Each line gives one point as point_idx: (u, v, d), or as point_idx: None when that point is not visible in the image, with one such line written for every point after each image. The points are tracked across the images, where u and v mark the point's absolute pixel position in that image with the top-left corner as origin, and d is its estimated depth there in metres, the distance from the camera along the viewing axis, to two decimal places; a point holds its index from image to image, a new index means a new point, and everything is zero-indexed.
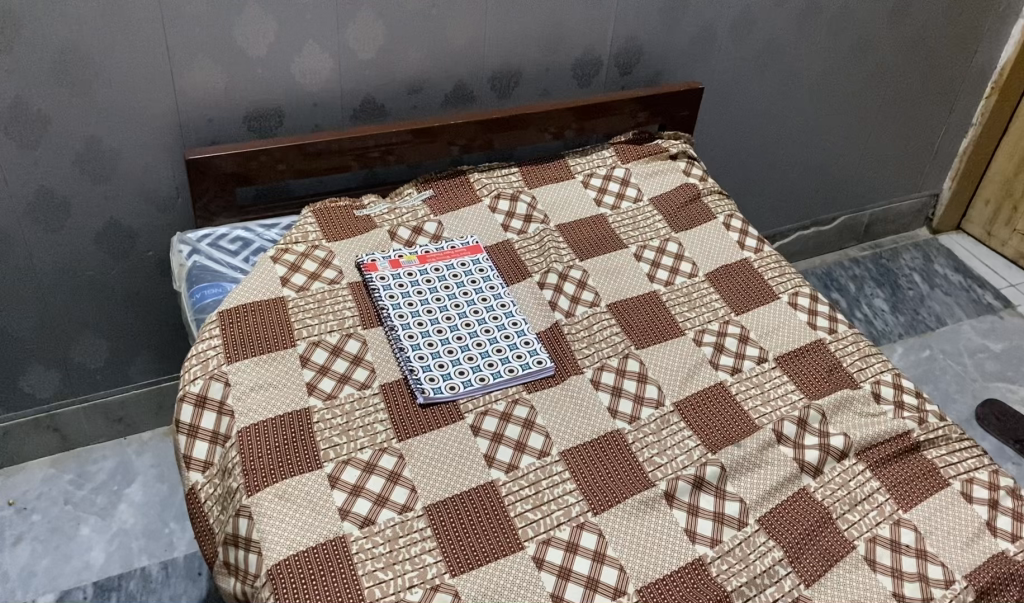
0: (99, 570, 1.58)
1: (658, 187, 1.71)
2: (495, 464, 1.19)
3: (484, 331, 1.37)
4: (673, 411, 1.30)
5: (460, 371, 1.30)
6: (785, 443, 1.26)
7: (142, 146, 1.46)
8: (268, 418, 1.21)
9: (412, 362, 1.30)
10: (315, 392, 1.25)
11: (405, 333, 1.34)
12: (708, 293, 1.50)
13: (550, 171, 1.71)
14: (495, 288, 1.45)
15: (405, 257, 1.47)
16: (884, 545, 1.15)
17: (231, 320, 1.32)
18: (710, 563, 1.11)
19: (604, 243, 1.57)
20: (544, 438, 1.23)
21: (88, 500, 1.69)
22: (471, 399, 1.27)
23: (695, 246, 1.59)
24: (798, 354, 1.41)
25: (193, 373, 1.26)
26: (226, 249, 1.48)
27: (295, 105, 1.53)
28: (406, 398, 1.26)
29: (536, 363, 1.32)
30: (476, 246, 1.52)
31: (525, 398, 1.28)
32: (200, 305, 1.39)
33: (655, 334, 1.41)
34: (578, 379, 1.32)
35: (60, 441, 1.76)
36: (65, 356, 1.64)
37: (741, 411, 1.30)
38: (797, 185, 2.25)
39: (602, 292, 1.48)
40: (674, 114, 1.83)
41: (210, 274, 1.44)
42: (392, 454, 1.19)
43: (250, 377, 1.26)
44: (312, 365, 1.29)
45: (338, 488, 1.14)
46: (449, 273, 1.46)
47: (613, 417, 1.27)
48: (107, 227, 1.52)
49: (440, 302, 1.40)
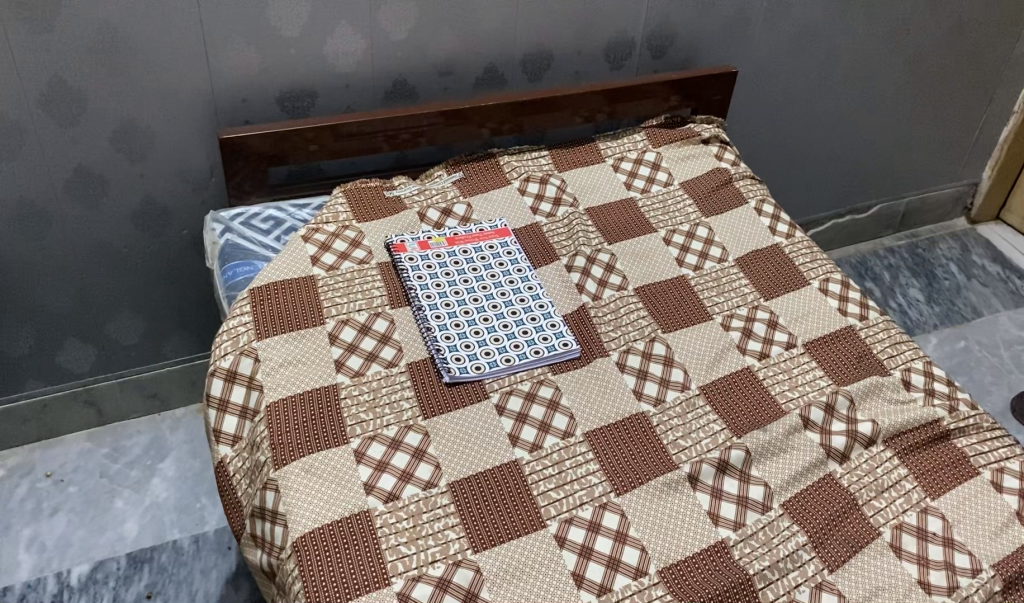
0: (132, 541, 1.62)
1: (689, 171, 1.70)
2: (519, 444, 1.20)
3: (511, 313, 1.37)
4: (699, 394, 1.29)
5: (486, 351, 1.31)
6: (812, 428, 1.25)
7: (178, 126, 1.48)
8: (297, 394, 1.23)
9: (438, 342, 1.30)
10: (342, 369, 1.27)
11: (432, 313, 1.35)
12: (738, 278, 1.49)
13: (581, 154, 1.71)
14: (523, 270, 1.45)
15: (434, 239, 1.48)
16: (910, 533, 1.14)
17: (262, 297, 1.34)
18: (733, 546, 1.10)
19: (633, 227, 1.56)
20: (568, 419, 1.23)
21: (122, 474, 1.73)
22: (497, 379, 1.28)
23: (726, 230, 1.58)
24: (828, 341, 1.39)
25: (223, 348, 1.28)
26: (258, 228, 1.50)
27: (328, 86, 1.54)
28: (432, 378, 1.27)
29: (562, 345, 1.32)
30: (505, 229, 1.52)
31: (550, 379, 1.29)
32: (232, 282, 1.41)
33: (682, 317, 1.41)
34: (604, 362, 1.32)
35: (96, 415, 1.79)
36: (101, 331, 1.68)
37: (769, 395, 1.29)
38: (832, 172, 2.22)
39: (629, 276, 1.47)
40: (708, 98, 1.82)
41: (242, 252, 1.45)
42: (418, 431, 1.20)
43: (280, 353, 1.28)
44: (340, 342, 1.30)
45: (363, 464, 1.15)
46: (477, 255, 1.46)
47: (639, 400, 1.27)
48: (143, 205, 1.55)
49: (468, 283, 1.41)
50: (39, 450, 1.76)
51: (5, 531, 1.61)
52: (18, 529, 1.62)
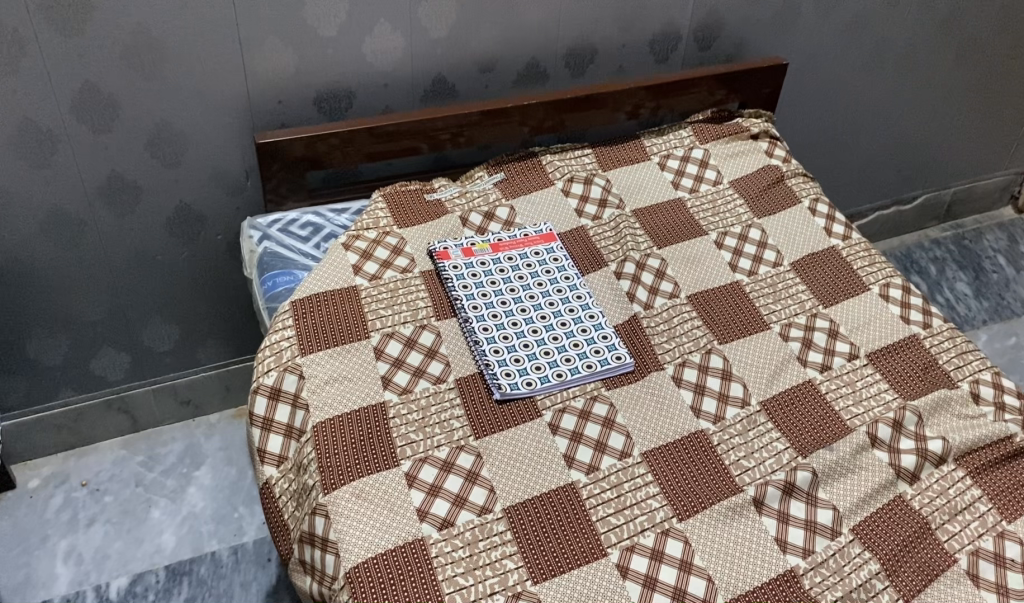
0: (170, 554, 1.59)
1: (738, 169, 1.63)
2: (575, 465, 1.15)
3: (561, 324, 1.32)
4: (760, 410, 1.24)
5: (537, 366, 1.26)
6: (879, 447, 1.19)
7: (212, 130, 1.43)
8: (345, 412, 1.19)
9: (487, 356, 1.26)
10: (389, 386, 1.22)
11: (480, 326, 1.30)
12: (794, 284, 1.43)
13: (626, 152, 1.65)
14: (571, 278, 1.40)
15: (478, 246, 1.43)
16: (987, 559, 1.09)
17: (304, 310, 1.30)
18: (803, 575, 1.06)
19: (682, 231, 1.51)
20: (625, 438, 1.19)
21: (158, 483, 1.69)
22: (549, 395, 1.23)
23: (779, 232, 1.52)
24: (891, 351, 1.33)
25: (266, 364, 1.25)
26: (297, 235, 1.45)
27: (365, 86, 1.49)
28: (482, 394, 1.23)
29: (615, 359, 1.27)
30: (550, 234, 1.47)
31: (604, 395, 1.24)
32: (272, 293, 1.36)
33: (739, 327, 1.35)
34: (660, 376, 1.27)
35: (130, 423, 1.76)
36: (135, 338, 1.64)
37: (832, 411, 1.24)
38: (878, 164, 2.15)
39: (681, 282, 1.42)
40: (755, 91, 1.75)
41: (281, 261, 1.41)
42: (470, 452, 1.15)
43: (325, 369, 1.23)
44: (386, 357, 1.26)
45: (415, 488, 1.11)
46: (523, 262, 1.41)
47: (697, 417, 1.22)
48: (177, 210, 1.50)
49: (515, 292, 1.36)
50: (73, 458, 1.73)
51: (42, 543, 1.58)
52: (55, 541, 1.59)
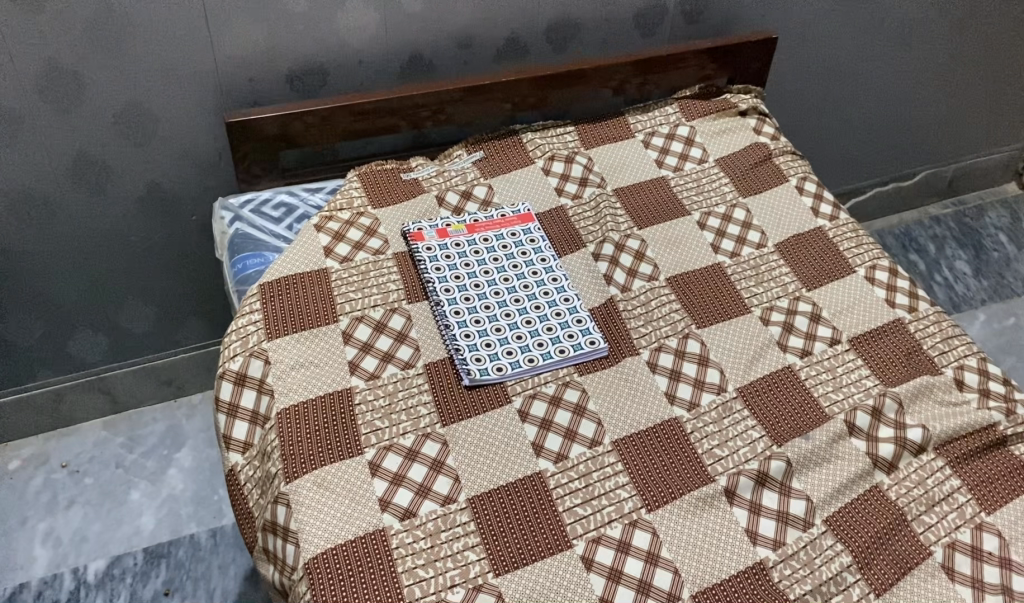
0: (149, 536, 1.58)
1: (725, 147, 1.59)
2: (543, 453, 1.13)
3: (534, 308, 1.29)
4: (736, 397, 1.21)
5: (508, 351, 1.23)
6: (857, 436, 1.17)
7: (181, 108, 1.40)
8: (310, 399, 1.17)
9: (457, 340, 1.23)
10: (357, 371, 1.20)
11: (451, 309, 1.27)
12: (778, 266, 1.40)
13: (610, 129, 1.61)
14: (547, 260, 1.36)
15: (453, 226, 1.39)
16: (963, 552, 1.06)
17: (273, 293, 1.27)
18: (772, 568, 1.03)
19: (665, 211, 1.47)
20: (595, 426, 1.16)
21: (138, 465, 1.68)
22: (520, 380, 1.21)
23: (765, 212, 1.48)
24: (874, 335, 1.30)
25: (232, 349, 1.23)
26: (269, 216, 1.42)
27: (339, 62, 1.45)
28: (452, 380, 1.20)
29: (589, 344, 1.24)
30: (528, 214, 1.43)
31: (576, 382, 1.21)
32: (242, 276, 1.34)
33: (718, 311, 1.32)
34: (635, 362, 1.24)
35: (111, 403, 1.74)
36: (112, 319, 1.62)
37: (811, 398, 1.21)
38: (875, 139, 2.10)
39: (661, 264, 1.38)
40: (745, 66, 1.70)
41: (252, 243, 1.38)
42: (436, 440, 1.13)
43: (292, 354, 1.21)
44: (355, 342, 1.23)
45: (378, 477, 1.09)
46: (498, 243, 1.38)
47: (671, 404, 1.20)
48: (150, 190, 1.48)
49: (489, 275, 1.33)
50: (54, 439, 1.72)
51: (21, 525, 1.58)
52: (34, 523, 1.58)
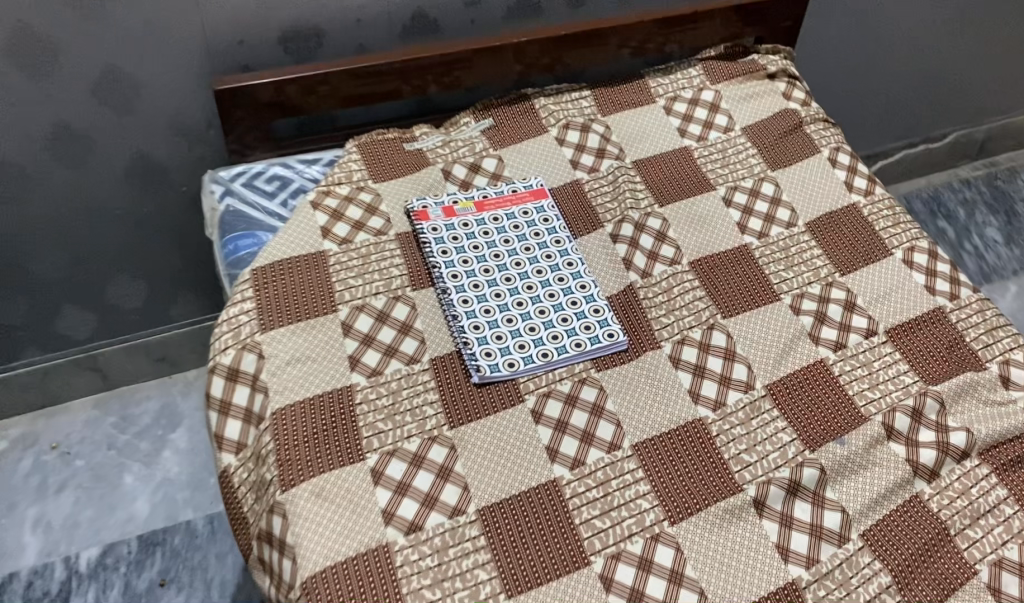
0: (143, 522, 1.52)
1: (752, 113, 1.48)
2: (558, 459, 1.05)
3: (549, 296, 1.20)
4: (764, 396, 1.12)
5: (521, 344, 1.15)
6: (896, 439, 1.08)
7: (166, 73, 1.29)
8: (307, 398, 1.08)
9: (466, 333, 1.15)
10: (357, 367, 1.12)
11: (459, 298, 1.18)
12: (809, 247, 1.30)
13: (628, 94, 1.49)
14: (562, 242, 1.27)
15: (461, 204, 1.30)
16: (1011, 571, 0.99)
17: (267, 280, 1.18)
18: (805, 588, 0.96)
19: (687, 186, 1.37)
20: (614, 428, 1.08)
21: (132, 446, 1.61)
22: (533, 377, 1.13)
23: (795, 187, 1.38)
24: (913, 326, 1.21)
25: (223, 341, 1.14)
26: (263, 191, 1.32)
27: (336, 23, 1.33)
28: (460, 377, 1.12)
29: (607, 337, 1.16)
30: (541, 191, 1.33)
31: (594, 378, 1.13)
32: (234, 258, 1.24)
33: (746, 298, 1.23)
34: (656, 356, 1.15)
35: (102, 381, 1.66)
36: (100, 296, 1.53)
37: (845, 396, 1.13)
38: (907, 98, 1.98)
39: (683, 246, 1.29)
40: (775, 24, 1.57)
41: (244, 221, 1.28)
42: (443, 444, 1.05)
43: (287, 347, 1.12)
44: (355, 334, 1.15)
45: (381, 486, 1.01)
46: (509, 223, 1.28)
47: (696, 403, 1.11)
48: (135, 161, 1.37)
49: (499, 259, 1.24)
50: (44, 418, 1.64)
51: (10, 511, 1.51)
52: (23, 508, 1.52)
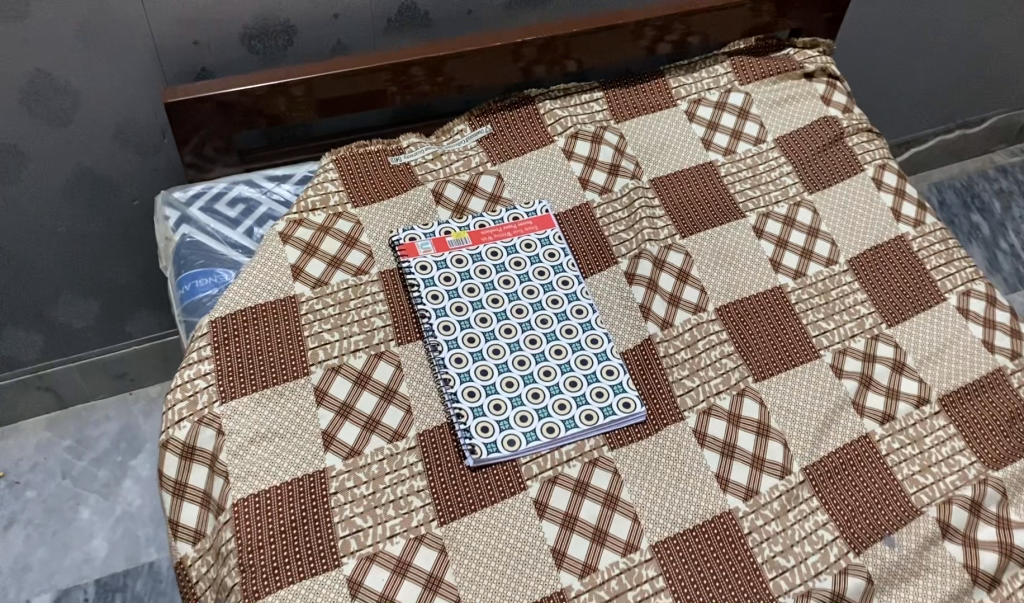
0: (101, 564, 1.39)
1: (787, 121, 1.30)
2: (566, 564, 0.91)
3: (554, 353, 1.04)
4: (802, 482, 0.98)
5: (523, 417, 0.99)
6: (952, 538, 0.94)
7: (108, 79, 1.09)
8: (275, 486, 0.94)
9: (459, 403, 0.99)
10: (333, 446, 0.96)
11: (451, 357, 1.02)
12: (851, 290, 1.14)
13: (646, 97, 1.30)
14: (570, 283, 1.10)
15: (454, 235, 1.12)
16: None
17: (228, 336, 1.02)
18: None
19: (714, 212, 1.19)
20: (630, 524, 0.94)
21: (88, 474, 1.47)
22: (536, 457, 0.97)
23: (836, 214, 1.20)
24: (970, 393, 1.06)
25: (177, 412, 0.98)
26: (225, 218, 1.15)
27: (309, 18, 1.13)
28: (452, 457, 0.97)
29: (622, 407, 1.00)
30: (546, 218, 1.15)
31: (606, 459, 0.98)
32: (191, 303, 1.08)
33: (781, 355, 1.07)
34: (678, 431, 1.00)
35: (55, 400, 1.51)
36: (46, 316, 1.36)
37: (894, 483, 0.98)
38: (947, 83, 1.79)
39: (708, 287, 1.12)
40: (814, 13, 1.38)
41: (202, 256, 1.11)
42: (432, 546, 0.91)
43: (251, 422, 0.97)
44: (330, 402, 0.99)
45: (359, 600, 0.87)
46: (510, 260, 1.11)
47: (724, 491, 0.97)
48: (77, 175, 1.19)
49: (498, 305, 1.07)
50: None
51: None
52: None
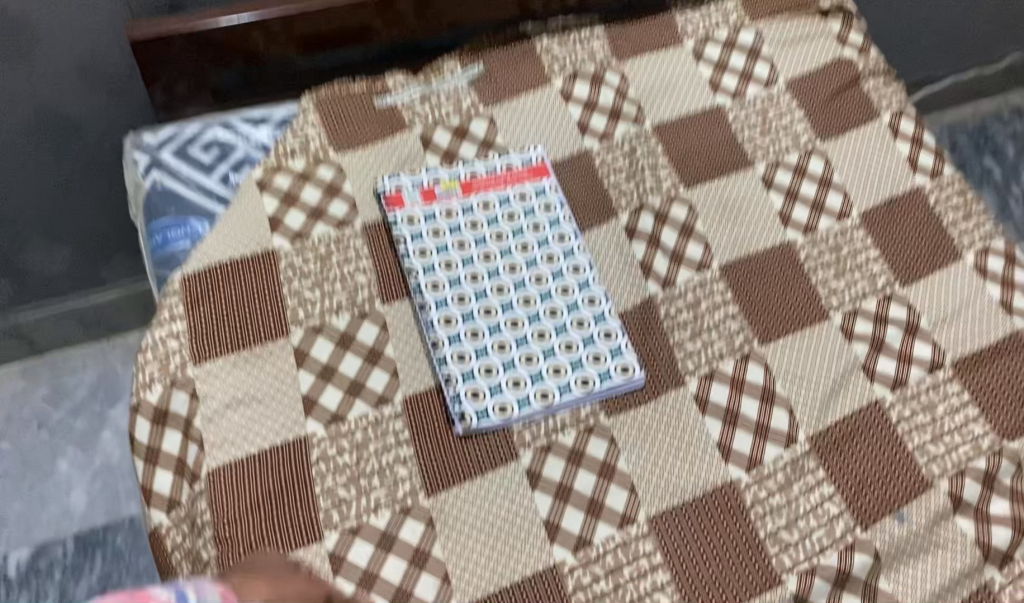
0: (80, 518, 1.35)
1: (800, 62, 1.21)
2: (559, 538, 0.87)
3: (549, 313, 0.98)
4: (808, 453, 0.93)
5: (516, 382, 0.93)
6: (963, 512, 0.91)
7: (67, 12, 1.01)
8: (253, 455, 0.89)
9: (448, 367, 0.93)
10: (314, 411, 0.91)
11: (440, 317, 0.96)
12: (863, 246, 1.07)
13: (650, 33, 1.21)
14: (567, 238, 1.03)
15: (443, 184, 1.05)
16: None
17: (201, 295, 0.96)
18: None
19: (720, 161, 1.12)
20: (627, 496, 0.89)
21: (66, 425, 1.42)
22: (529, 425, 0.92)
23: (849, 164, 1.13)
24: (987, 358, 1.00)
25: (148, 374, 0.92)
26: (199, 163, 1.07)
27: None
28: (440, 423, 0.92)
29: (621, 372, 0.94)
30: (542, 167, 1.07)
31: (603, 427, 0.93)
32: (165, 255, 1.02)
33: (788, 316, 1.01)
34: (679, 397, 0.95)
35: (29, 347, 1.45)
36: (15, 263, 1.30)
37: (904, 454, 0.93)
38: (965, 18, 1.70)
39: (713, 243, 1.06)
40: None
41: (175, 205, 1.04)
42: (419, 519, 0.87)
43: (227, 385, 0.92)
44: (311, 365, 0.93)
45: (343, 576, 0.83)
46: (503, 212, 1.04)
47: (726, 461, 0.92)
48: (39, 115, 1.11)
49: (490, 262, 1.01)
50: None
51: None
52: None
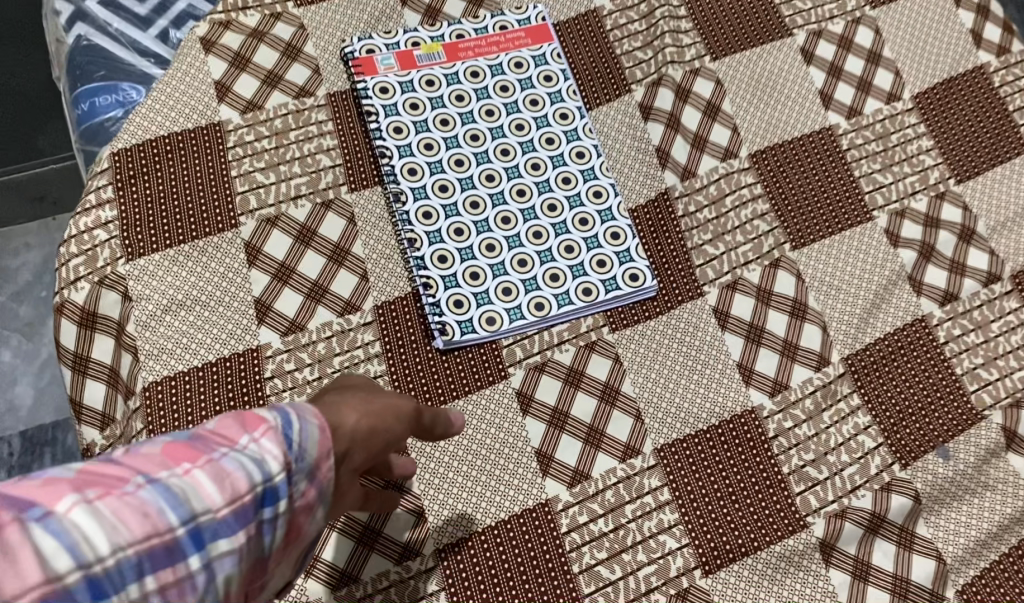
0: (27, 416, 1.22)
1: None
2: (553, 471, 0.75)
3: (547, 208, 0.83)
4: (842, 377, 0.80)
5: (506, 290, 0.80)
6: (1018, 450, 0.79)
7: None
8: (195, 368, 0.75)
9: (426, 271, 0.79)
10: (268, 319, 0.77)
11: (418, 210, 0.81)
12: (916, 134, 0.91)
13: None
14: (570, 118, 0.87)
15: (424, 48, 0.88)
16: None
17: (133, 175, 0.80)
18: None
19: (754, 27, 0.94)
20: (632, 423, 0.77)
21: (8, 311, 1.26)
22: (520, 339, 0.79)
23: (904, 35, 0.95)
24: None
25: (71, 270, 0.77)
26: (132, 15, 0.90)
27: None
28: (417, 336, 0.79)
29: (629, 280, 0.81)
30: (542, 30, 0.90)
31: (606, 344, 0.80)
32: (91, 127, 0.86)
33: (826, 215, 0.87)
34: (696, 310, 0.82)
35: None
36: None
37: (952, 381, 0.81)
38: None
39: (742, 127, 0.90)
40: None
41: (104, 66, 0.87)
42: None
43: (166, 286, 0.78)
44: (265, 264, 0.79)
45: None
46: (495, 84, 0.88)
47: (748, 386, 0.79)
48: None
49: (479, 144, 0.85)
50: None
51: None
52: None
